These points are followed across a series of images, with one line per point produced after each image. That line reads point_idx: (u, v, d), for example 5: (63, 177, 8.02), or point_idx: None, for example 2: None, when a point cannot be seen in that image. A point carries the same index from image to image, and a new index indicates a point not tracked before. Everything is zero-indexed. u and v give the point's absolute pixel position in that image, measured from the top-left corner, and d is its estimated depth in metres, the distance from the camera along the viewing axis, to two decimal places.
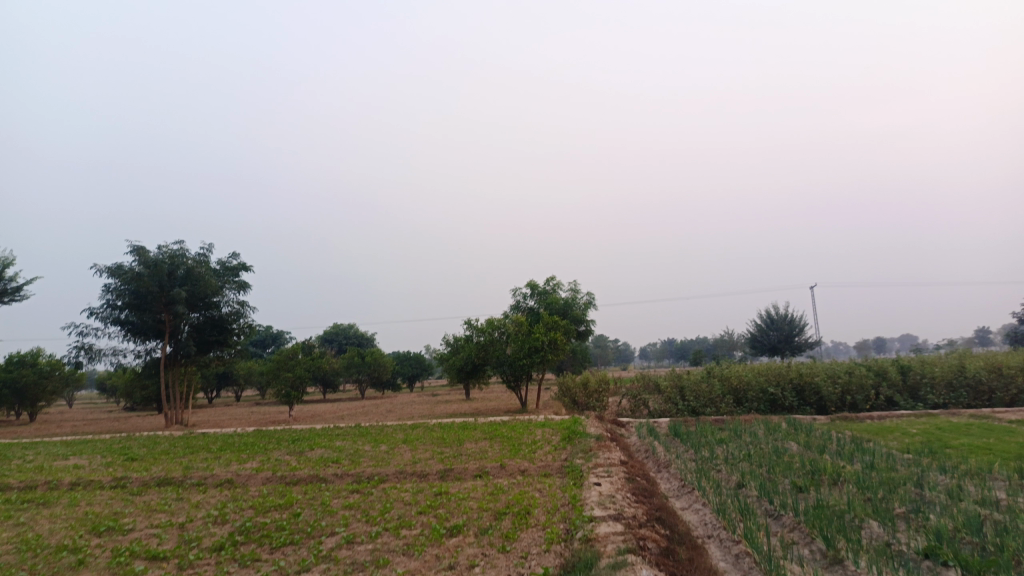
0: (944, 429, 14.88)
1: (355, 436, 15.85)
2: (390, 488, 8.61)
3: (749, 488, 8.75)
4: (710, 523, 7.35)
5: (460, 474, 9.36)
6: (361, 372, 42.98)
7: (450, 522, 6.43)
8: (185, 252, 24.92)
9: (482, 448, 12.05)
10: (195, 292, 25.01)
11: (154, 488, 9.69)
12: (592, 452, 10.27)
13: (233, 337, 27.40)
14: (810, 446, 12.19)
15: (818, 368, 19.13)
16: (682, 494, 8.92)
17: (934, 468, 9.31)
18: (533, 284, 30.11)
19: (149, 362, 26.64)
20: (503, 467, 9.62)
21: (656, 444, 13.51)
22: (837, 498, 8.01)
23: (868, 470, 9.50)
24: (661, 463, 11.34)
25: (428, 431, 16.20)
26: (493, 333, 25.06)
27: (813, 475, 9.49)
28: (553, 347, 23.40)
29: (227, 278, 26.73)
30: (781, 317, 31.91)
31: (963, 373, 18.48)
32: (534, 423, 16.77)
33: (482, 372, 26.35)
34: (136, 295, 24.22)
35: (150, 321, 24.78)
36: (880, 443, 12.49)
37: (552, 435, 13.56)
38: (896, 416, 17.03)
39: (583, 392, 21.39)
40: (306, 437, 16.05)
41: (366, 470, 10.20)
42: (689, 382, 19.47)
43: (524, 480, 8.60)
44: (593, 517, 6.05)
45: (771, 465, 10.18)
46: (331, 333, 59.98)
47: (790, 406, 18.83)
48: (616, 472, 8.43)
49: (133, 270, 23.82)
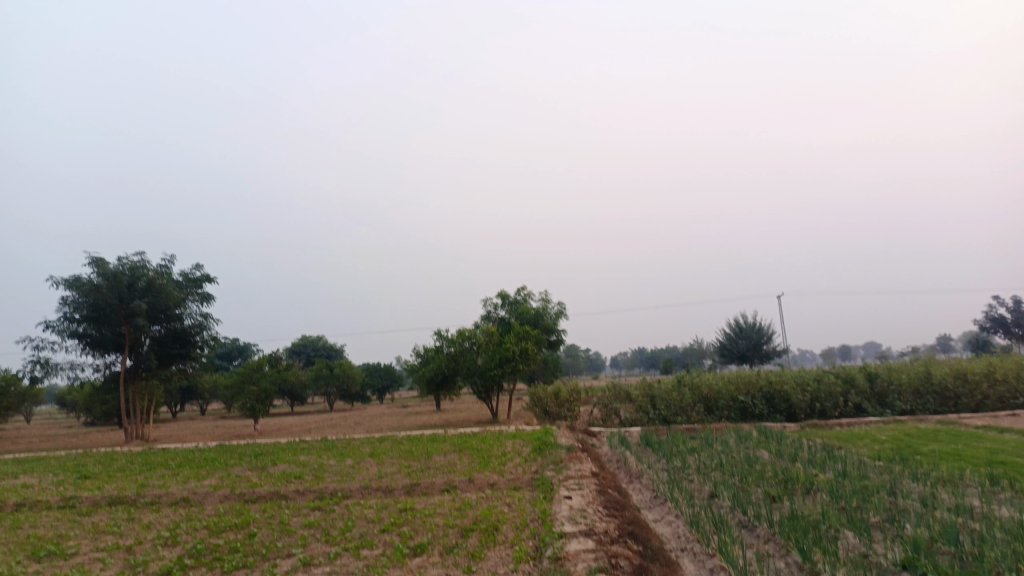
0: (912, 435, 14.94)
1: (320, 450, 15.44)
2: (354, 504, 8.29)
3: (723, 499, 8.59)
4: (683, 536, 7.16)
5: (427, 489, 9.06)
6: (330, 384, 42.29)
7: (414, 541, 6.15)
8: (146, 263, 24.26)
9: (450, 461, 11.74)
10: (157, 304, 24.37)
11: (104, 508, 9.23)
12: (562, 463, 10.02)
13: (196, 350, 26.72)
14: (782, 455, 12.10)
15: (787, 376, 19.18)
16: (655, 506, 8.71)
17: (906, 475, 9.26)
18: (503, 293, 29.87)
19: (108, 377, 25.85)
20: (472, 480, 9.34)
21: (628, 454, 13.31)
22: (812, 508, 7.88)
23: (841, 478, 9.41)
24: (633, 473, 11.13)
25: (396, 444, 15.85)
26: (463, 343, 24.74)
27: (787, 483, 9.38)
28: (524, 357, 23.17)
29: (190, 289, 26.10)
30: (749, 325, 32.08)
31: (929, 379, 18.64)
32: (504, 434, 16.50)
33: (452, 383, 25.99)
34: (94, 307, 23.50)
35: (109, 334, 24.05)
36: (850, 450, 12.45)
37: (522, 447, 13.30)
38: (865, 422, 17.09)
39: (555, 402, 21.14)
40: (270, 452, 15.59)
41: (330, 486, 9.85)
42: (660, 391, 19.36)
43: (493, 495, 8.33)
44: (563, 534, 5.81)
45: (744, 475, 10.04)
46: (299, 345, 59.05)
47: (760, 414, 18.82)
48: (587, 484, 8.21)
49: (91, 281, 23.11)
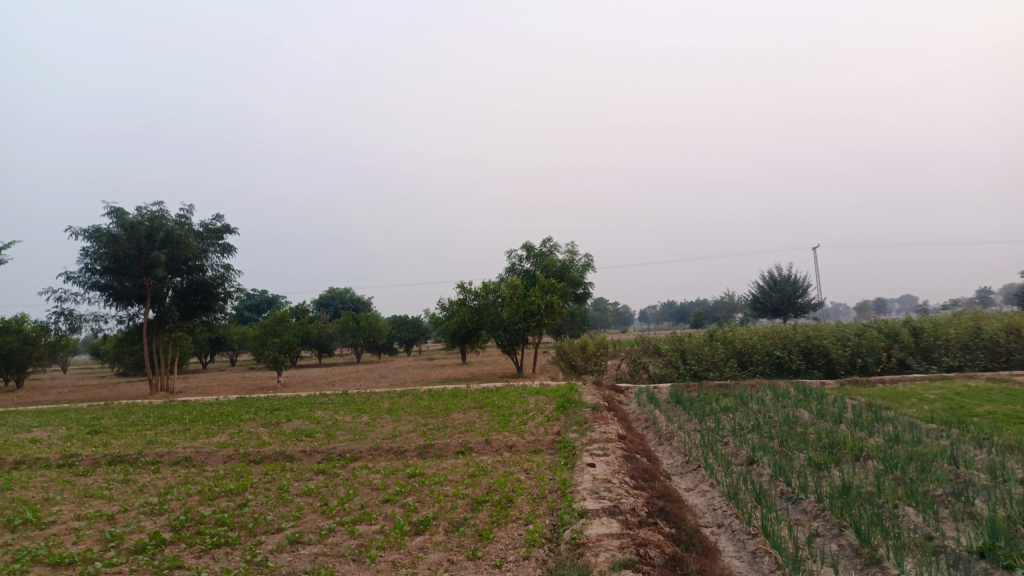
0: (963, 394, 14.02)
1: (338, 405, 14.93)
2: (361, 468, 7.69)
3: (762, 466, 7.82)
4: (719, 509, 6.45)
5: (441, 451, 8.41)
6: (356, 337, 41.87)
7: (418, 515, 5.49)
8: (165, 213, 23.78)
9: (469, 420, 11.11)
10: (176, 255, 23.95)
11: (102, 467, 8.78)
12: (587, 424, 9.32)
13: (219, 302, 26.46)
14: (824, 415, 11.26)
15: (826, 331, 18.19)
16: (688, 473, 7.99)
17: (967, 441, 8.41)
18: (529, 245, 29.00)
19: (132, 329, 25.76)
20: (489, 442, 8.66)
21: (657, 413, 12.59)
22: (863, 478, 7.08)
23: (893, 443, 8.57)
24: (663, 435, 10.41)
25: (416, 399, 15.28)
26: (487, 296, 24.06)
27: (832, 448, 8.57)
28: (550, 310, 22.44)
29: (211, 241, 25.71)
30: (784, 278, 30.88)
31: (980, 334, 17.50)
32: (528, 390, 15.83)
33: (476, 336, 25.39)
34: (114, 259, 23.19)
35: (130, 285, 23.80)
36: (898, 410, 11.58)
37: (546, 404, 12.61)
38: (910, 380, 16.16)
39: (581, 356, 20.41)
40: (286, 406, 15.15)
41: (339, 446, 9.27)
42: (690, 345, 18.55)
43: (510, 459, 7.65)
44: (585, 512, 5.07)
45: (784, 438, 9.27)
46: (326, 297, 59.00)
47: (796, 369, 17.94)
48: (612, 450, 7.48)
49: (109, 232, 22.72)
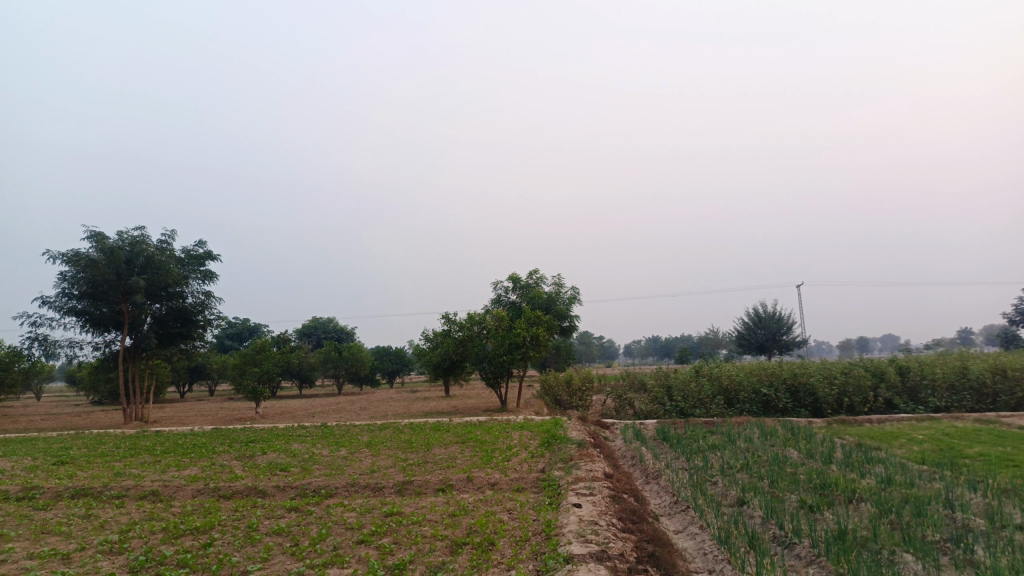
0: (951, 435, 13.87)
1: (317, 438, 14.52)
2: (336, 505, 7.36)
3: (752, 508, 7.57)
4: (710, 554, 6.18)
5: (420, 489, 8.09)
6: (338, 368, 41.27)
7: (393, 559, 5.18)
8: (146, 238, 23.40)
9: (451, 455, 10.79)
10: (156, 281, 23.54)
11: (64, 501, 8.35)
12: (572, 462, 9.04)
13: (198, 330, 25.98)
14: (814, 455, 11.04)
15: (812, 369, 18.05)
16: (676, 514, 7.72)
17: (961, 484, 8.22)
18: (515, 277, 28.82)
19: (107, 356, 25.19)
20: (471, 479, 8.35)
21: (644, 450, 12.32)
22: (858, 522, 6.84)
23: (886, 485, 8.36)
24: (650, 474, 10.13)
25: (397, 433, 14.90)
26: (472, 328, 23.81)
27: (823, 490, 8.34)
28: (535, 343, 22.17)
29: (192, 267, 25.34)
30: (769, 315, 30.87)
31: (966, 375, 17.42)
32: (512, 424, 15.49)
33: (460, 368, 25.05)
34: (92, 284, 22.73)
35: (108, 311, 23.33)
36: (888, 451, 11.38)
37: (530, 440, 12.30)
38: (897, 419, 16.01)
39: (566, 390, 20.10)
40: (263, 438, 14.70)
41: (314, 481, 8.91)
42: (677, 382, 18.34)
43: (493, 498, 7.36)
44: (570, 558, 4.78)
45: (774, 478, 9.03)
46: (309, 327, 58.44)
47: (783, 408, 17.73)
48: (599, 489, 7.20)
49: (88, 257, 22.30)
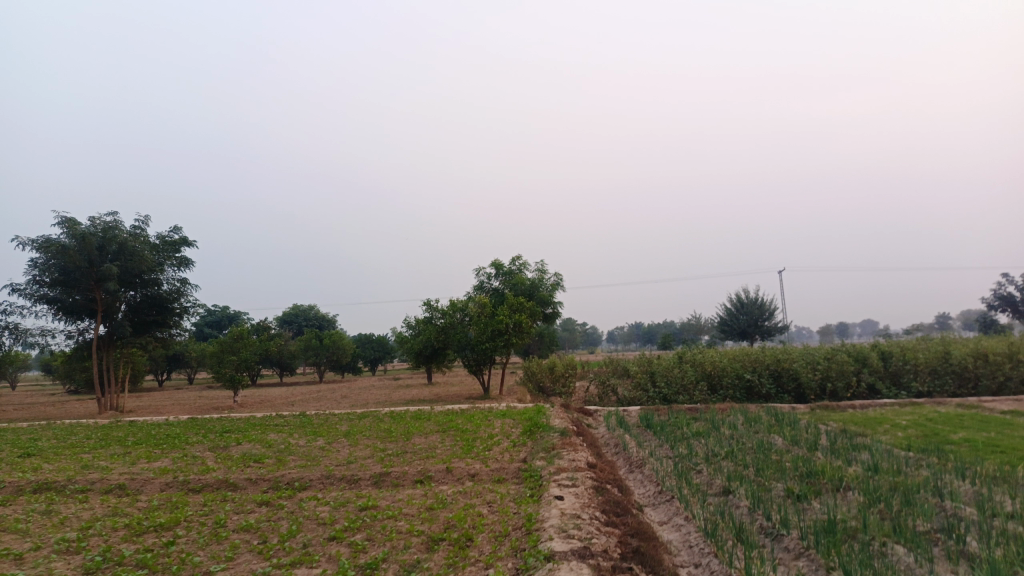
0: (935, 420, 13.84)
1: (295, 427, 14.22)
2: (309, 498, 7.08)
3: (738, 498, 7.37)
4: (696, 547, 5.98)
5: (398, 480, 7.84)
6: (319, 355, 40.76)
7: (365, 557, 4.91)
8: (119, 224, 22.81)
9: (430, 445, 10.52)
10: (129, 268, 22.97)
11: (25, 496, 8.00)
12: (555, 451, 8.80)
13: (174, 318, 25.47)
14: (798, 442, 10.90)
15: (795, 354, 17.97)
16: (661, 505, 7.52)
17: (949, 471, 8.08)
18: (497, 263, 28.53)
19: (81, 345, 24.62)
20: (450, 470, 8.10)
21: (627, 438, 12.14)
22: (845, 512, 6.68)
23: (872, 473, 8.21)
24: (634, 462, 9.93)
25: (377, 421, 14.61)
26: (454, 315, 23.49)
27: (809, 478, 8.18)
28: (518, 330, 21.94)
29: (167, 254, 24.77)
30: (751, 301, 30.85)
31: (948, 359, 17.42)
32: (494, 412, 15.26)
33: (442, 355, 24.76)
34: (63, 271, 22.15)
35: (80, 299, 22.77)
36: (873, 438, 11.27)
37: (511, 428, 12.06)
38: (881, 404, 15.98)
39: (549, 377, 19.89)
40: (239, 427, 14.35)
41: (288, 474, 8.60)
42: (660, 368, 18.20)
43: (472, 490, 7.11)
44: (551, 556, 4.54)
45: (760, 466, 8.87)
46: (290, 314, 57.89)
47: (767, 393, 17.65)
48: (582, 480, 6.98)
49: (59, 243, 21.71)
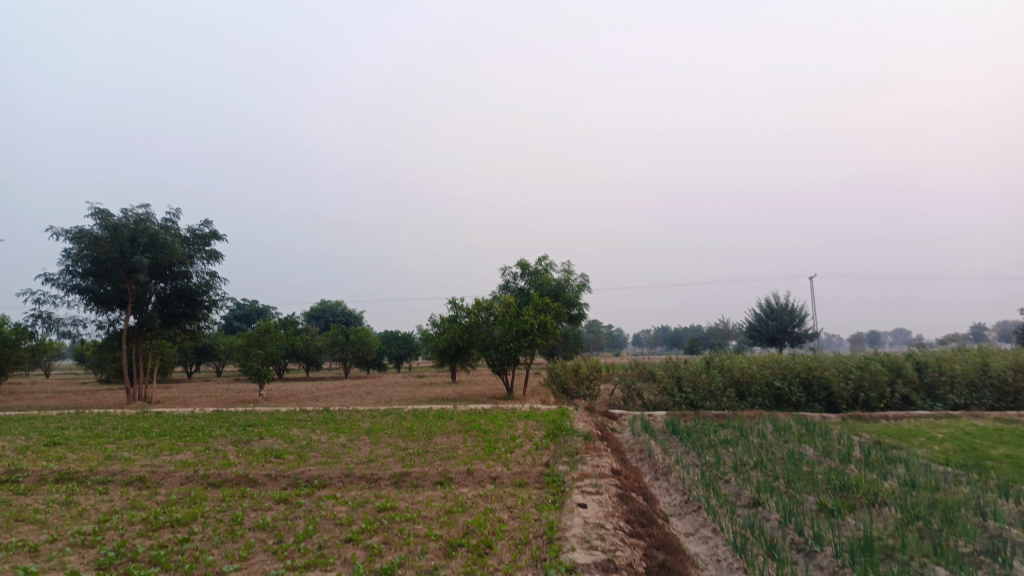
0: (972, 434, 13.38)
1: (317, 423, 14.18)
2: (327, 497, 6.96)
3: (769, 510, 7.12)
4: (725, 562, 5.76)
5: (417, 481, 7.70)
6: (345, 351, 40.88)
7: (381, 561, 4.76)
8: (151, 217, 23.05)
9: (452, 445, 10.38)
10: (160, 260, 23.19)
11: (47, 485, 8.01)
12: (579, 456, 8.60)
13: (203, 311, 25.68)
14: (830, 453, 10.57)
15: (827, 362, 17.53)
16: (687, 515, 7.28)
17: (991, 489, 7.73)
18: (524, 263, 28.35)
19: (111, 335, 24.94)
20: (471, 472, 7.94)
21: (652, 443, 11.91)
22: (882, 529, 6.39)
23: (909, 488, 7.89)
24: (659, 470, 9.69)
25: (399, 419, 14.50)
26: (479, 314, 23.36)
27: (842, 491, 7.89)
28: (543, 330, 21.76)
29: (197, 247, 25.00)
30: (781, 307, 30.29)
31: (986, 372, 16.86)
32: (517, 413, 15.10)
33: (467, 354, 24.66)
34: (96, 262, 22.44)
35: (112, 289, 23.07)
36: (909, 451, 10.88)
37: (534, 430, 11.86)
38: (915, 417, 15.50)
39: (573, 379, 19.66)
40: (262, 422, 14.36)
41: (308, 471, 8.52)
42: (687, 373, 17.87)
43: (493, 493, 6.95)
44: (574, 568, 4.35)
45: (790, 478, 8.58)
46: (317, 309, 58.31)
47: (796, 402, 17.24)
48: (606, 487, 6.77)
49: (92, 234, 22.00)
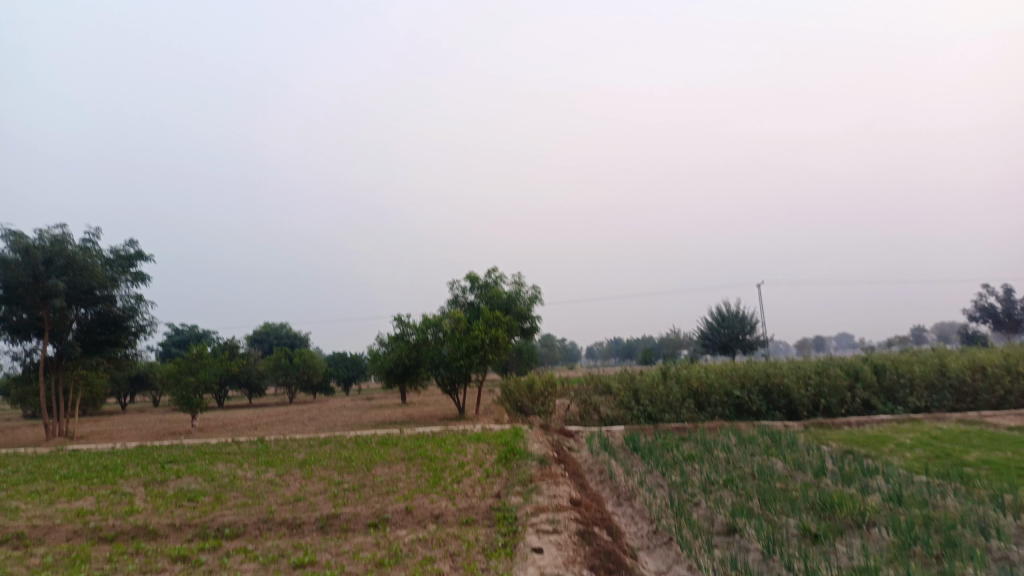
0: (940, 438, 12.90)
1: (247, 456, 12.90)
2: (236, 551, 5.86)
3: (748, 539, 6.29)
4: None
5: (347, 525, 6.63)
6: (289, 375, 39.12)
7: None
8: (69, 237, 21.33)
9: (393, 476, 9.31)
10: (79, 283, 21.46)
11: None
12: (534, 485, 7.63)
13: (130, 337, 23.92)
14: (803, 466, 9.82)
15: (786, 369, 16.98)
16: (657, 549, 6.39)
17: (983, 501, 7.05)
18: (472, 276, 27.38)
19: (26, 367, 22.98)
20: (410, 510, 6.90)
21: (613, 463, 11.08)
22: (877, 557, 5.62)
23: (895, 504, 7.16)
24: (622, 494, 8.79)
25: (339, 448, 13.35)
26: (427, 332, 22.25)
27: (825, 510, 7.09)
28: (494, 346, 20.78)
29: (121, 269, 23.34)
30: (732, 314, 29.96)
31: (945, 373, 16.52)
32: (467, 435, 14.06)
33: (415, 374, 23.52)
34: (6, 287, 20.58)
35: (27, 317, 21.23)
36: (882, 460, 10.23)
37: (485, 455, 10.86)
38: (877, 421, 15.03)
39: (528, 396, 18.68)
40: (186, 457, 13.00)
41: (222, 516, 7.33)
42: (643, 385, 17.10)
43: (435, 537, 5.93)
44: None
45: (765, 496, 7.77)
46: (260, 333, 56.34)
47: (757, 411, 16.62)
48: (564, 524, 5.83)
49: (2, 257, 20.16)
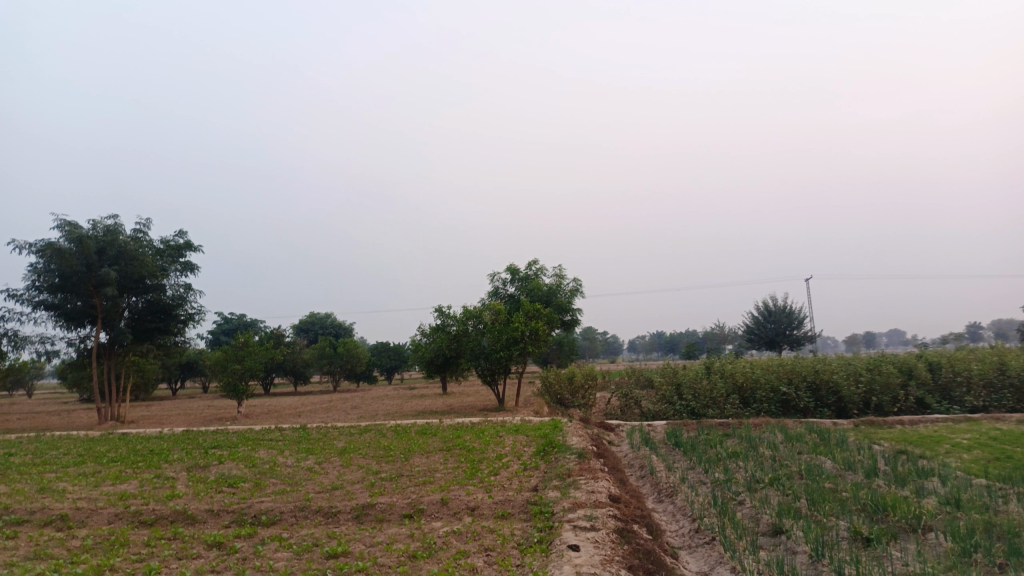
0: (1000, 439, 12.32)
1: (288, 443, 13.03)
2: (270, 539, 5.84)
3: (795, 541, 6.02)
4: None
5: (382, 515, 6.57)
6: (333, 364, 39.61)
7: None
8: (120, 227, 21.86)
9: (430, 467, 9.25)
10: (130, 272, 21.98)
11: None
12: (572, 479, 7.45)
13: (178, 325, 24.44)
14: (853, 465, 9.44)
15: (835, 365, 16.45)
16: (699, 549, 6.17)
17: None
18: (514, 268, 27.25)
19: (80, 353, 23.68)
20: (446, 501, 6.79)
21: (654, 458, 10.85)
22: (934, 564, 5.31)
23: (952, 508, 6.79)
24: (663, 491, 8.56)
25: (378, 437, 13.38)
26: (467, 323, 22.21)
27: (877, 513, 6.76)
28: (534, 338, 20.63)
29: (170, 258, 23.85)
30: (780, 309, 29.25)
31: (1005, 371, 15.79)
32: (506, 427, 13.94)
33: (455, 365, 23.52)
34: (62, 276, 21.20)
35: (81, 305, 21.85)
36: (938, 461, 9.79)
37: (523, 447, 10.74)
38: (931, 421, 14.46)
39: (568, 389, 18.51)
40: (229, 443, 13.19)
41: (260, 503, 7.35)
42: (686, 379, 16.76)
43: (469, 529, 5.81)
44: None
45: (813, 496, 7.46)
46: (306, 322, 57.21)
47: (804, 408, 16.13)
48: (602, 521, 5.65)
49: (57, 246, 20.77)
